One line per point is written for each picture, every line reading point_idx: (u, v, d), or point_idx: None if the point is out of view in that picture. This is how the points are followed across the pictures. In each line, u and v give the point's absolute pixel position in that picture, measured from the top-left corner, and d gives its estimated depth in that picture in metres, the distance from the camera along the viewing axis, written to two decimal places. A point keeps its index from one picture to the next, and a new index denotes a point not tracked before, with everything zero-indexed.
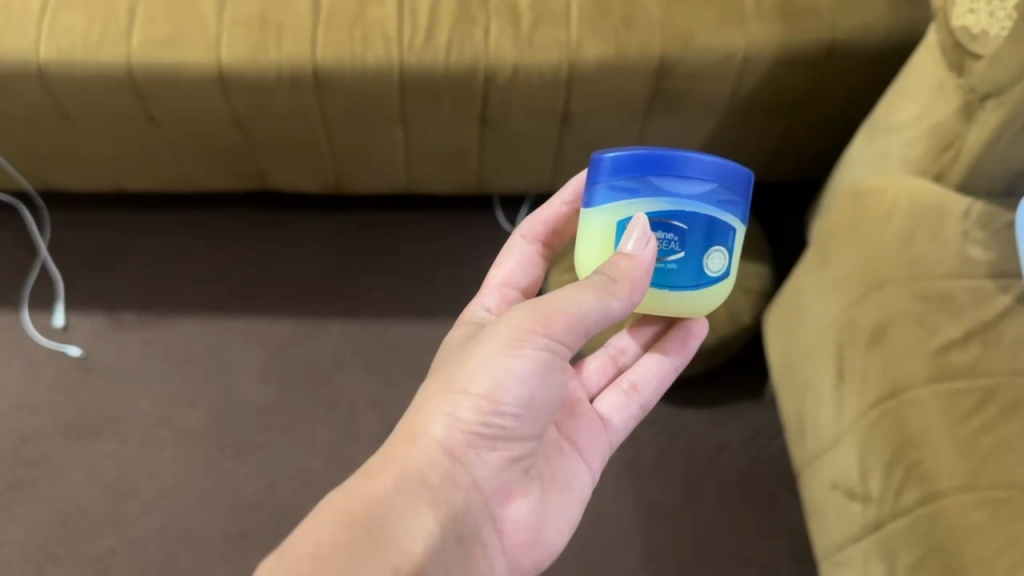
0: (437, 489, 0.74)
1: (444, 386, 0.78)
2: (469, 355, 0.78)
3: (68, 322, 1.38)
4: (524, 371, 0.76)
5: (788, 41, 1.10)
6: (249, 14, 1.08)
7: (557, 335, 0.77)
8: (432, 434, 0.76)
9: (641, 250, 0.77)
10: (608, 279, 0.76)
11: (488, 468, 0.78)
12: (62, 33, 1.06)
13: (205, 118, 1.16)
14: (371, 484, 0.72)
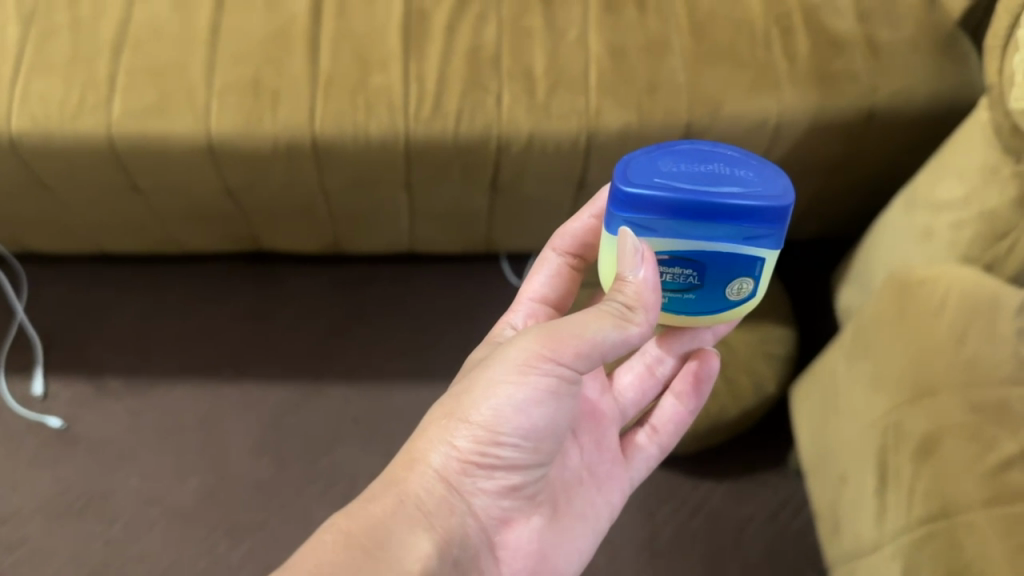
0: (436, 517, 0.69)
1: (445, 408, 0.72)
2: (478, 377, 0.72)
3: (48, 390, 1.29)
4: (533, 400, 0.70)
5: (826, 108, 1.02)
6: (241, 80, 0.99)
7: (568, 361, 0.69)
8: (432, 459, 0.71)
9: (642, 272, 0.68)
10: (625, 308, 0.69)
11: (491, 495, 0.73)
12: (35, 103, 0.97)
13: (193, 189, 1.06)
14: (365, 508, 0.68)
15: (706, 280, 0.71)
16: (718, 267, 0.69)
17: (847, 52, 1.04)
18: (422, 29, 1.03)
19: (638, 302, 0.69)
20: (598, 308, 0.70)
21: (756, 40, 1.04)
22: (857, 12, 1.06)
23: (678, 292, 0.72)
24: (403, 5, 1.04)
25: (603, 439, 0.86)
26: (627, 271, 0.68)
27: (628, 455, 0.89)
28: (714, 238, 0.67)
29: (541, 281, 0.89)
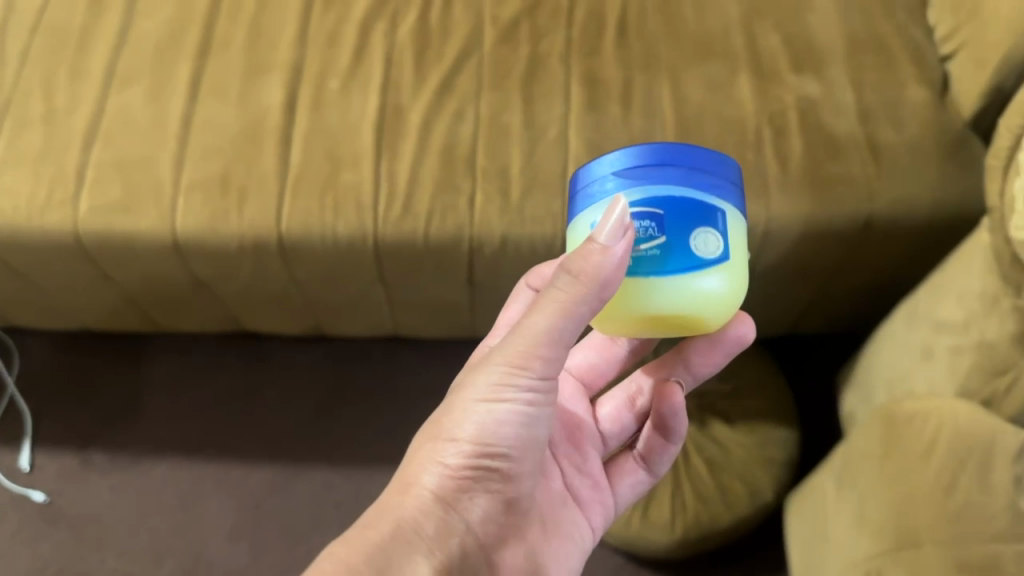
0: (434, 540, 0.66)
1: (431, 428, 0.68)
2: (456, 393, 0.68)
3: (35, 464, 1.29)
4: (514, 418, 0.66)
5: (819, 215, 0.95)
6: (209, 175, 0.97)
7: (539, 374, 0.64)
8: (426, 481, 0.67)
9: (612, 239, 0.59)
10: (571, 279, 0.60)
11: (486, 515, 0.69)
12: (4, 198, 0.97)
13: (165, 280, 1.04)
14: (364, 540, 0.64)
15: (669, 232, 0.60)
16: (679, 214, 0.60)
17: (845, 155, 0.97)
18: (396, 125, 1.00)
19: (582, 276, 0.60)
20: (546, 295, 0.63)
21: (747, 140, 0.98)
22: (859, 109, 0.99)
23: (641, 252, 0.60)
24: (379, 98, 1.01)
25: (583, 463, 0.84)
26: (596, 236, 0.59)
27: (613, 483, 0.86)
28: (674, 179, 0.61)
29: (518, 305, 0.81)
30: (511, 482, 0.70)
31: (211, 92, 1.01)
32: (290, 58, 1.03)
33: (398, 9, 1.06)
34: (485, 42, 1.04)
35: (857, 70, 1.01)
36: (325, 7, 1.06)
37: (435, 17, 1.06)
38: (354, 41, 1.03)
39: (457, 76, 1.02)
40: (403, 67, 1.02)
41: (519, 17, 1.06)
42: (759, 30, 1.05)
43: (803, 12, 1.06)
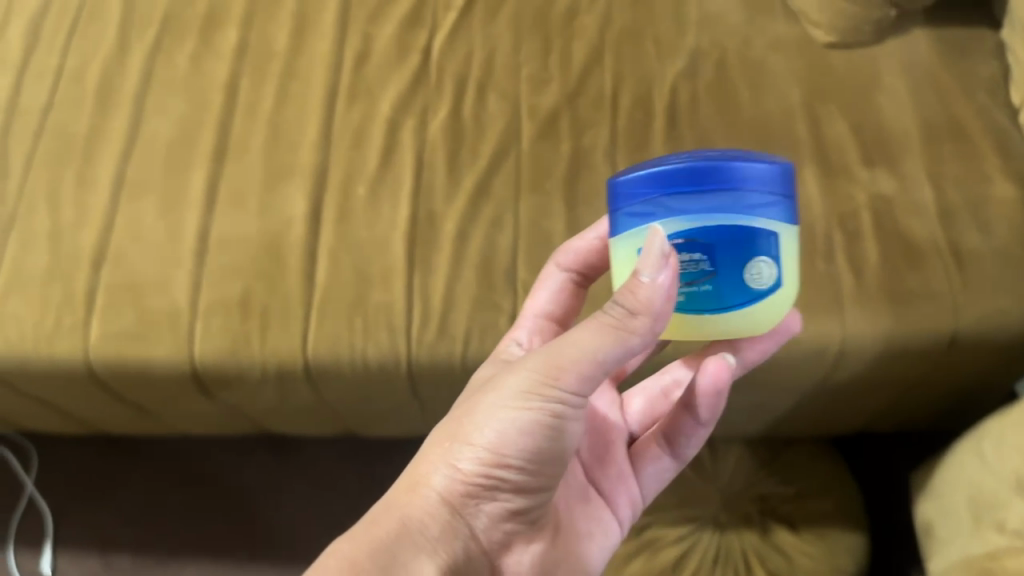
0: (440, 541, 0.62)
1: (452, 426, 0.64)
2: (484, 394, 0.64)
3: (57, 570, 1.23)
4: (540, 428, 0.61)
5: (899, 334, 0.86)
6: (228, 297, 0.89)
7: (572, 388, 0.60)
8: (438, 480, 0.63)
9: (658, 277, 0.56)
10: (625, 312, 0.57)
11: (496, 522, 0.65)
12: (10, 326, 0.89)
13: (183, 400, 0.97)
14: (367, 533, 0.61)
15: (718, 263, 0.57)
16: (723, 241, 0.57)
17: (925, 262, 0.87)
18: (429, 235, 0.91)
19: (641, 310, 0.57)
20: (601, 318, 0.59)
21: (817, 245, 0.89)
22: (939, 208, 0.89)
23: (689, 287, 0.58)
24: (411, 205, 0.92)
25: (606, 455, 0.77)
26: (642, 268, 0.56)
27: (635, 470, 0.78)
28: (707, 207, 0.57)
29: (545, 299, 0.80)
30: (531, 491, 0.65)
31: (228, 202, 0.93)
32: (313, 161, 0.94)
33: (427, 102, 0.97)
34: (523, 138, 0.96)
35: (935, 162, 0.92)
36: (348, 102, 0.97)
37: (468, 111, 0.97)
38: (381, 140, 0.95)
39: (494, 178, 0.94)
40: (435, 170, 0.94)
41: (560, 108, 0.97)
42: (824, 117, 0.95)
43: (872, 93, 0.96)
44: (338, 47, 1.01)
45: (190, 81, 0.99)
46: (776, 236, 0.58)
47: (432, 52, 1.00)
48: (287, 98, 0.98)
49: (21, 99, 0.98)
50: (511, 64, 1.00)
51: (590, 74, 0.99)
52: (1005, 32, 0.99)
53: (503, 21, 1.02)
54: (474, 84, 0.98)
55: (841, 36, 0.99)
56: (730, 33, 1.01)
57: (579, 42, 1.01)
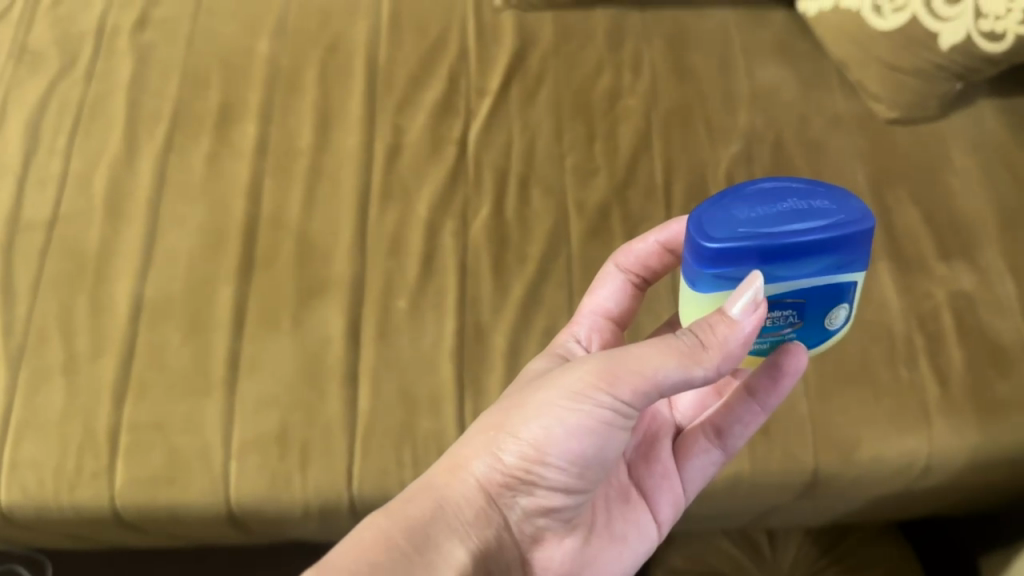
0: (472, 526, 0.61)
1: (499, 416, 0.63)
2: (538, 388, 0.61)
3: None
4: (585, 431, 0.59)
5: (992, 445, 0.80)
6: (264, 432, 0.81)
7: (625, 399, 0.57)
8: (476, 467, 0.62)
9: (747, 317, 0.53)
10: (697, 345, 0.54)
11: (533, 518, 0.63)
12: (25, 473, 0.80)
13: (215, 536, 0.87)
14: (403, 509, 0.60)
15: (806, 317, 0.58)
16: (815, 298, 0.57)
17: (1015, 369, 0.81)
18: (478, 352, 0.84)
19: (710, 346, 0.54)
20: (668, 340, 0.56)
21: (898, 350, 0.82)
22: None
23: (775, 335, 0.59)
24: (457, 318, 0.85)
25: (651, 452, 0.72)
26: (729, 310, 0.53)
27: (680, 466, 0.72)
28: (804, 274, 0.54)
29: (609, 288, 0.75)
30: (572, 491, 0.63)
31: (259, 321, 0.85)
32: (349, 272, 0.87)
33: (468, 201, 0.90)
34: (572, 237, 0.89)
35: (1015, 253, 0.86)
36: (382, 203, 0.90)
37: (512, 208, 0.90)
38: (420, 245, 0.88)
39: (544, 284, 0.86)
40: (481, 276, 0.87)
41: (609, 202, 0.90)
42: (893, 203, 0.89)
43: (942, 175, 0.90)
44: (367, 142, 0.93)
45: (209, 185, 0.91)
46: (861, 282, 0.57)
47: (468, 143, 0.93)
48: (316, 200, 0.90)
49: (25, 211, 0.90)
50: (553, 155, 0.93)
51: (639, 162, 0.92)
52: None
53: (542, 106, 0.95)
54: (516, 179, 0.91)
55: (905, 111, 0.93)
56: (785, 111, 0.94)
57: (625, 127, 0.94)
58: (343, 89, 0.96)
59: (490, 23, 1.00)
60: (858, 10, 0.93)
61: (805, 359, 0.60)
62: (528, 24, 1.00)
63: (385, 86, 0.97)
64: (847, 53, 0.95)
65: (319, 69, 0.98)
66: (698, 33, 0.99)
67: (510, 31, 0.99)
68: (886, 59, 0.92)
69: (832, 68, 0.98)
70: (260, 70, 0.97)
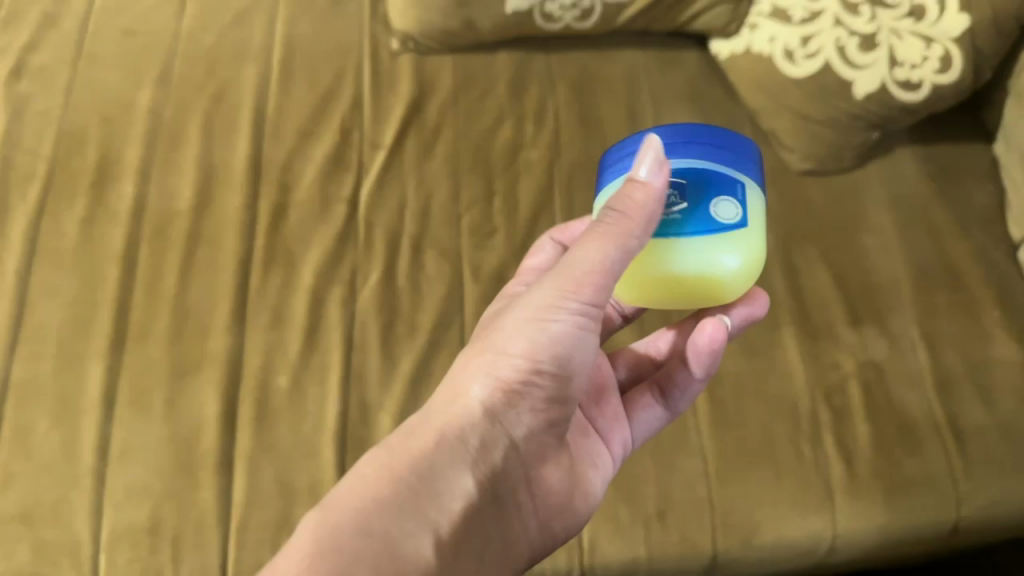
0: (479, 452, 0.52)
1: (483, 338, 0.55)
2: (511, 307, 0.54)
3: None
4: (569, 340, 0.52)
5: (899, 527, 0.75)
6: (134, 523, 0.75)
7: (592, 302, 0.51)
8: (474, 391, 0.53)
9: (655, 177, 0.51)
10: (621, 218, 0.50)
11: (536, 433, 0.55)
12: None
13: None
14: (396, 447, 0.51)
15: (694, 200, 0.53)
16: (707, 182, 0.53)
17: (922, 446, 0.77)
18: (361, 433, 0.78)
19: (635, 214, 0.50)
20: (595, 225, 0.51)
21: (802, 428, 0.78)
22: (935, 376, 0.79)
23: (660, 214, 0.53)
24: (340, 398, 0.79)
25: (601, 395, 0.65)
26: (643, 172, 0.51)
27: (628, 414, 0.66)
28: (690, 149, 0.54)
29: (546, 256, 0.70)
30: (569, 398, 0.55)
31: (129, 404, 0.80)
32: (226, 347, 0.81)
33: (356, 266, 0.85)
34: (466, 304, 0.84)
35: (929, 318, 0.81)
36: (264, 270, 0.85)
37: (403, 274, 0.85)
38: (303, 316, 0.82)
39: (434, 359, 0.81)
40: (367, 350, 0.81)
41: (506, 266, 0.85)
42: (802, 264, 0.85)
43: (855, 235, 0.86)
44: (252, 202, 0.88)
45: (82, 253, 0.86)
46: (751, 192, 0.54)
47: (359, 203, 0.88)
48: (193, 267, 0.85)
49: None
50: (449, 214, 0.88)
51: (538, 223, 0.88)
52: (999, 148, 0.89)
53: (438, 161, 0.90)
54: (408, 242, 0.86)
55: (818, 162, 0.88)
56: None
57: (526, 184, 0.90)
58: (228, 144, 0.91)
59: (386, 68, 0.95)
60: (769, 55, 0.88)
61: (715, 329, 0.59)
62: (426, 70, 0.95)
63: (273, 139, 0.91)
64: (759, 101, 0.90)
65: (203, 121, 0.92)
66: (603, 80, 0.95)
67: (407, 78, 0.94)
68: (798, 109, 0.87)
69: (741, 118, 0.93)
70: (141, 125, 0.92)
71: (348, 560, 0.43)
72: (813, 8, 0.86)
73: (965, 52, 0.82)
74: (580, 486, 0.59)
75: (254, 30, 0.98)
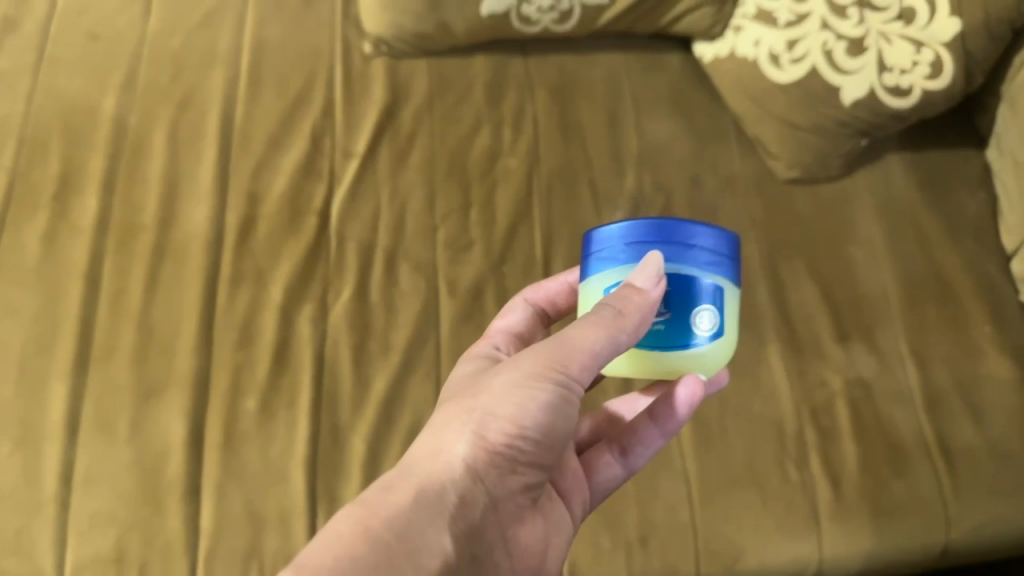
0: (461, 510, 0.48)
1: (461, 399, 0.52)
2: (492, 374, 0.51)
3: None
4: (554, 408, 0.49)
5: (888, 550, 0.73)
6: (98, 554, 0.71)
7: (577, 380, 0.50)
8: (457, 446, 0.49)
9: (651, 289, 0.50)
10: (615, 313, 0.48)
11: (513, 499, 0.51)
12: None
13: None
14: (371, 501, 0.46)
15: (677, 312, 0.51)
16: (690, 295, 0.51)
17: (911, 467, 0.74)
18: (333, 456, 0.76)
19: (629, 311, 0.49)
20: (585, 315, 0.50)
21: (788, 449, 0.75)
22: (924, 393, 0.77)
23: None
24: (312, 420, 0.76)
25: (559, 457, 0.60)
26: (639, 280, 0.50)
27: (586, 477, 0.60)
28: (677, 260, 0.51)
29: (515, 317, 0.65)
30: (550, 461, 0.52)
31: (93, 428, 0.76)
32: (192, 368, 0.78)
33: (328, 281, 0.82)
34: (442, 321, 0.81)
35: (919, 334, 0.79)
36: (232, 287, 0.82)
37: (377, 290, 0.82)
38: (272, 335, 0.80)
39: (410, 379, 0.79)
40: (340, 371, 0.79)
41: (483, 281, 0.83)
42: (788, 276, 0.82)
43: (843, 245, 0.83)
44: (219, 214, 0.85)
45: (41, 267, 0.82)
46: (731, 296, 0.53)
47: (331, 215, 0.85)
48: (158, 283, 0.82)
49: None
50: (425, 226, 0.85)
51: (516, 234, 0.85)
52: (992, 155, 0.86)
53: (413, 170, 0.87)
54: (382, 255, 0.84)
55: (805, 170, 0.86)
56: (676, 174, 0.88)
57: (504, 194, 0.86)
58: (195, 153, 0.88)
59: (358, 72, 0.92)
60: (754, 59, 0.85)
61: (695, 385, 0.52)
62: (399, 74, 0.91)
63: (241, 148, 0.88)
64: (744, 106, 0.88)
65: (169, 130, 0.89)
66: (584, 83, 0.92)
67: (380, 82, 0.91)
68: (784, 116, 0.85)
69: (724, 125, 0.91)
70: (104, 133, 0.88)
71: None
72: (799, 10, 0.83)
73: (956, 55, 0.79)
74: (552, 552, 0.55)
75: (222, 32, 0.95)
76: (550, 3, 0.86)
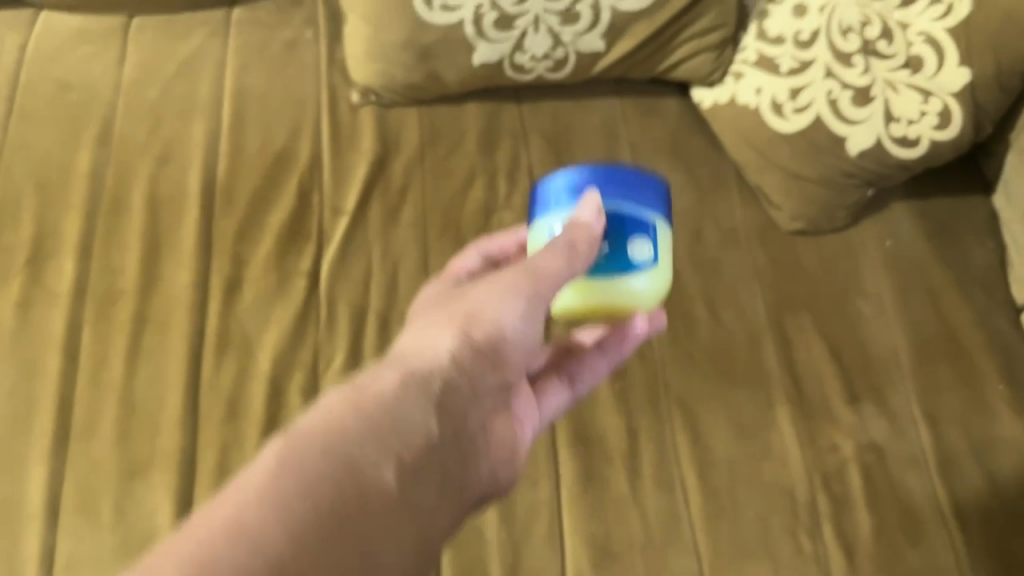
0: (447, 407, 0.41)
1: (433, 313, 0.46)
2: (470, 287, 0.47)
3: None
4: (537, 296, 0.46)
5: None
6: None
7: (543, 321, 0.47)
8: (439, 344, 0.43)
9: (591, 217, 0.52)
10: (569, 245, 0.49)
11: (498, 392, 0.45)
12: None
13: None
14: (360, 384, 0.39)
15: (612, 240, 0.54)
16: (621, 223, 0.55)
17: (926, 536, 0.72)
18: None
19: (578, 245, 0.50)
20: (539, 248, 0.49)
21: (800, 518, 0.73)
22: (937, 457, 0.75)
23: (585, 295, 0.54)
24: None
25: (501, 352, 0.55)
26: (582, 213, 0.53)
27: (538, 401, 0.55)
28: (612, 199, 0.55)
29: (471, 261, 0.65)
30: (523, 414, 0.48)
31: (75, 512, 0.71)
32: (178, 444, 0.74)
33: (319, 348, 0.79)
34: None
35: (931, 395, 0.78)
36: (217, 355, 0.78)
37: (370, 356, 0.79)
38: (261, 407, 0.76)
39: None
40: None
41: None
42: (795, 336, 0.80)
43: (851, 300, 0.81)
44: (203, 277, 0.81)
45: (15, 337, 0.78)
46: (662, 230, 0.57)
47: (320, 276, 0.82)
48: (141, 352, 0.78)
49: None
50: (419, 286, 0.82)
51: None
52: (999, 202, 0.85)
53: (405, 226, 0.84)
54: (375, 318, 0.80)
55: (809, 222, 0.83)
56: (677, 225, 0.85)
57: None
58: (177, 212, 0.84)
59: (346, 123, 0.89)
60: (756, 106, 0.83)
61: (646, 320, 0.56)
62: (389, 127, 0.88)
63: (225, 205, 0.84)
64: (745, 155, 0.84)
65: (148, 187, 0.85)
66: (579, 130, 0.89)
67: (369, 133, 0.88)
68: (788, 167, 0.82)
69: (723, 171, 0.88)
70: (80, 192, 0.84)
71: (317, 522, 0.33)
72: (802, 57, 0.81)
73: (965, 106, 0.77)
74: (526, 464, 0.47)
75: (202, 81, 0.91)
76: (543, 51, 0.82)
